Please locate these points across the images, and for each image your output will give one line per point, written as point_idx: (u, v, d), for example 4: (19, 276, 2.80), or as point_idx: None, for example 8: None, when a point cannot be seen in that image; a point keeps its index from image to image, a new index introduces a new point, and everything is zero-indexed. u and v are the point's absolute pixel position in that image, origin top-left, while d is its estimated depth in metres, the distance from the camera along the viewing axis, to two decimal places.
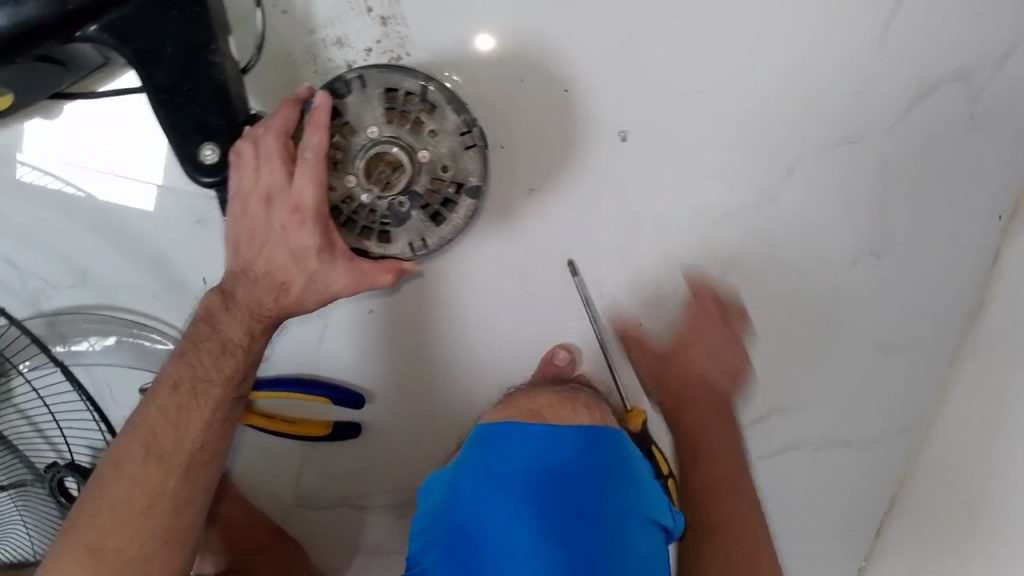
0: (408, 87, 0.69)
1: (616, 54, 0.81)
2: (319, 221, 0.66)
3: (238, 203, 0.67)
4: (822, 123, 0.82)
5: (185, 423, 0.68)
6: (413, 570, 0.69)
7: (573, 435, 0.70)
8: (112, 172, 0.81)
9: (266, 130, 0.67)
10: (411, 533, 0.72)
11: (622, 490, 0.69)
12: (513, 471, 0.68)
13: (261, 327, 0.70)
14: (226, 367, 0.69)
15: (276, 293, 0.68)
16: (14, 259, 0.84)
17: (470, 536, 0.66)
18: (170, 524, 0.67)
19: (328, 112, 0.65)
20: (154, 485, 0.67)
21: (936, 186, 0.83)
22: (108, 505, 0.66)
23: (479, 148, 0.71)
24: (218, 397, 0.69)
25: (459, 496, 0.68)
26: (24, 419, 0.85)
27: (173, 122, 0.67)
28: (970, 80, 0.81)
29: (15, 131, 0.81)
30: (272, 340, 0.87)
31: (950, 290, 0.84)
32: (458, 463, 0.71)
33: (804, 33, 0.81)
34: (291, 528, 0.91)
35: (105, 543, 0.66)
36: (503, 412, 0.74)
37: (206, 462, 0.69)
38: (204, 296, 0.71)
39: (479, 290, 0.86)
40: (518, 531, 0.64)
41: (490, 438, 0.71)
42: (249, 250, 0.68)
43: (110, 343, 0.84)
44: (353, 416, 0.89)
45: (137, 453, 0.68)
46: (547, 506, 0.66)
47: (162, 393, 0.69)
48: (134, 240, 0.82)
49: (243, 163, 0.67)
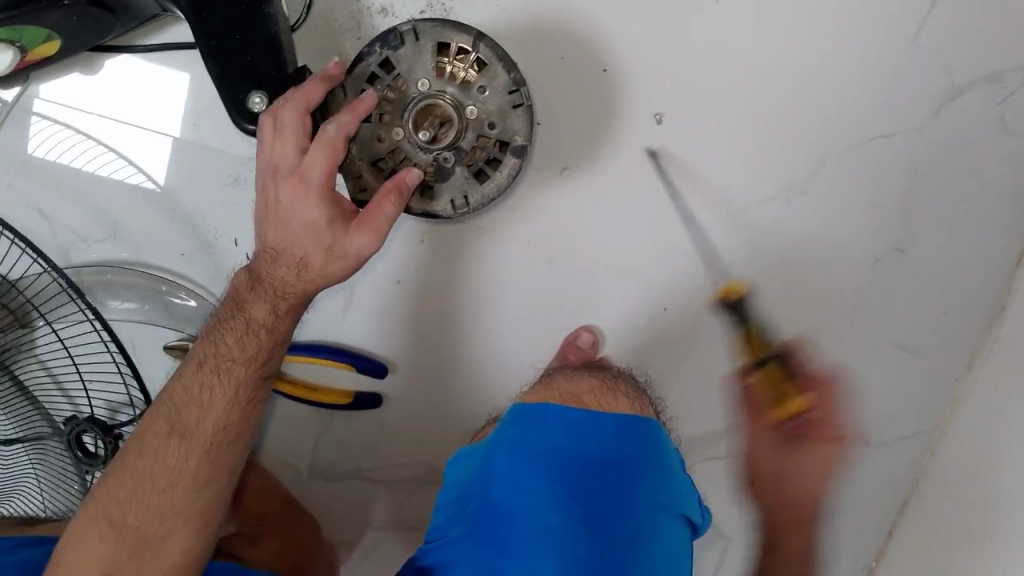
0: (461, 43, 0.71)
1: (653, 38, 0.82)
2: (326, 194, 0.64)
3: (258, 180, 0.66)
4: (853, 117, 0.82)
5: (207, 400, 0.67)
6: (433, 544, 0.64)
7: (613, 422, 0.66)
8: (149, 129, 0.82)
9: (288, 102, 0.65)
10: (436, 505, 0.68)
11: (654, 483, 0.65)
12: (547, 451, 0.63)
13: (285, 306, 0.67)
14: (248, 347, 0.67)
15: (295, 270, 0.65)
16: (46, 209, 0.85)
17: (500, 512, 0.61)
18: (192, 503, 0.66)
19: (372, 104, 0.65)
20: (175, 463, 0.66)
21: (962, 186, 0.82)
22: (131, 481, 0.65)
23: (525, 107, 0.72)
24: (240, 377, 0.67)
25: (492, 473, 0.63)
26: (45, 372, 0.85)
27: (222, 70, 0.68)
28: (1000, 82, 0.81)
29: (60, 83, 0.83)
30: (301, 318, 0.88)
31: (970, 292, 0.83)
32: (494, 439, 0.66)
33: (840, 25, 0.82)
34: (302, 498, 0.90)
35: (126, 519, 0.64)
36: (541, 392, 0.70)
37: (229, 442, 0.67)
38: (236, 276, 0.69)
39: (506, 265, 0.86)
40: (548, 515, 0.60)
41: (523, 415, 0.66)
42: (267, 227, 0.66)
43: (137, 300, 0.84)
44: (374, 387, 0.88)
45: (160, 429, 0.67)
46: (581, 493, 0.62)
47: (187, 371, 0.68)
48: (165, 197, 0.83)
49: (262, 138, 0.66)
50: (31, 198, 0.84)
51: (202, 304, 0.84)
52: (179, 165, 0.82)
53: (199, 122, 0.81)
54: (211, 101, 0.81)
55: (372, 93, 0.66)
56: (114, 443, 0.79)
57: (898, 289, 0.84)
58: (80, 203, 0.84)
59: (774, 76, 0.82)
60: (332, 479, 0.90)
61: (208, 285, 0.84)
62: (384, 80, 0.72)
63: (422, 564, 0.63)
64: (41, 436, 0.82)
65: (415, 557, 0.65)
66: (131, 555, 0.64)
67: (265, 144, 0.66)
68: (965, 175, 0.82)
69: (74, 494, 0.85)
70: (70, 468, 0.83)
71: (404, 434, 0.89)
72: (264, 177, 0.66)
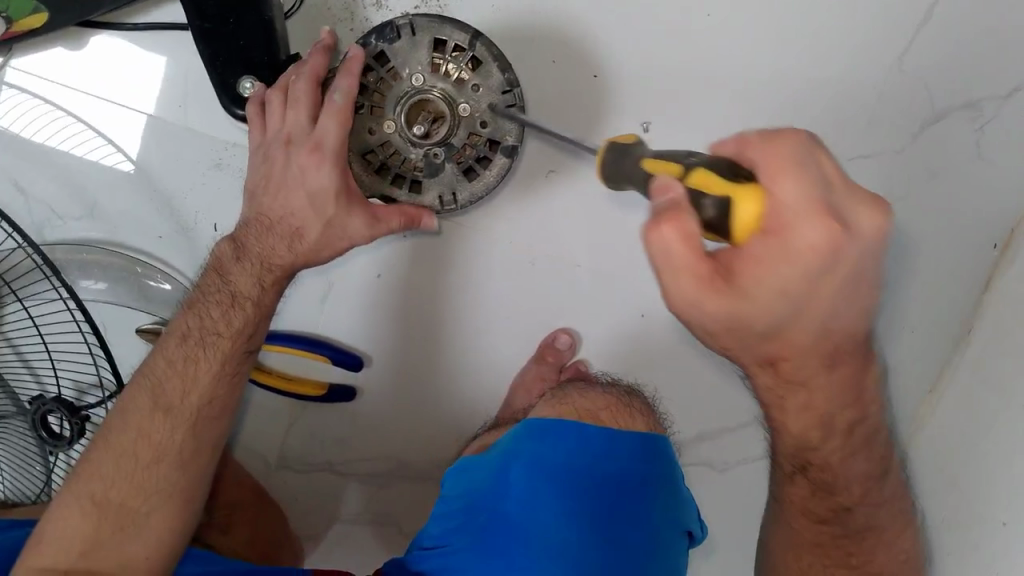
0: (456, 40, 0.71)
1: (646, 45, 0.83)
2: (338, 162, 0.64)
3: (262, 150, 0.66)
4: (836, 136, 0.84)
5: (192, 374, 0.65)
6: (434, 552, 0.63)
7: (630, 442, 0.64)
8: (132, 108, 0.81)
9: (299, 74, 0.66)
10: (433, 512, 0.67)
11: (667, 505, 0.65)
12: (566, 472, 0.62)
13: (272, 278, 0.66)
14: (235, 320, 0.66)
15: (288, 240, 0.65)
16: (22, 183, 0.83)
17: (514, 529, 0.61)
18: (175, 480, 0.64)
19: (362, 63, 0.65)
20: (161, 438, 0.64)
21: (937, 211, 0.84)
22: (114, 457, 0.63)
23: (518, 108, 0.72)
24: (226, 350, 0.66)
25: (506, 488, 0.62)
26: (14, 354, 0.83)
27: (215, 52, 0.68)
28: (979, 110, 0.83)
29: (45, 57, 0.82)
30: (285, 294, 0.87)
31: (936, 313, 0.86)
32: (505, 450, 0.65)
33: (827, 46, 0.83)
34: (270, 488, 0.90)
35: (111, 496, 0.62)
36: (557, 407, 0.67)
37: (215, 417, 0.66)
38: (218, 245, 0.68)
39: (491, 264, 0.86)
40: (566, 532, 0.60)
41: (539, 431, 0.64)
42: (265, 194, 0.65)
43: (110, 281, 0.82)
44: (348, 379, 0.88)
45: (145, 404, 0.65)
46: (597, 514, 0.61)
47: (170, 344, 0.66)
48: (146, 178, 0.82)
49: (271, 109, 0.66)
50: (6, 171, 0.83)
51: (177, 288, 0.82)
52: (160, 146, 0.81)
53: (184, 104, 0.81)
54: (199, 85, 0.80)
55: (358, 47, 0.66)
56: (81, 425, 0.77)
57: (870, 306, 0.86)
58: (58, 178, 0.82)
59: (760, 90, 0.83)
60: (298, 470, 0.89)
61: (185, 269, 0.83)
62: (378, 72, 0.71)
63: (419, 571, 0.63)
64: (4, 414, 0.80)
65: (408, 560, 0.65)
66: (116, 532, 0.61)
67: (272, 117, 0.66)
68: (942, 197, 0.84)
69: (36, 475, 0.83)
70: (33, 448, 0.82)
71: (377, 428, 0.89)
72: (270, 147, 0.66)
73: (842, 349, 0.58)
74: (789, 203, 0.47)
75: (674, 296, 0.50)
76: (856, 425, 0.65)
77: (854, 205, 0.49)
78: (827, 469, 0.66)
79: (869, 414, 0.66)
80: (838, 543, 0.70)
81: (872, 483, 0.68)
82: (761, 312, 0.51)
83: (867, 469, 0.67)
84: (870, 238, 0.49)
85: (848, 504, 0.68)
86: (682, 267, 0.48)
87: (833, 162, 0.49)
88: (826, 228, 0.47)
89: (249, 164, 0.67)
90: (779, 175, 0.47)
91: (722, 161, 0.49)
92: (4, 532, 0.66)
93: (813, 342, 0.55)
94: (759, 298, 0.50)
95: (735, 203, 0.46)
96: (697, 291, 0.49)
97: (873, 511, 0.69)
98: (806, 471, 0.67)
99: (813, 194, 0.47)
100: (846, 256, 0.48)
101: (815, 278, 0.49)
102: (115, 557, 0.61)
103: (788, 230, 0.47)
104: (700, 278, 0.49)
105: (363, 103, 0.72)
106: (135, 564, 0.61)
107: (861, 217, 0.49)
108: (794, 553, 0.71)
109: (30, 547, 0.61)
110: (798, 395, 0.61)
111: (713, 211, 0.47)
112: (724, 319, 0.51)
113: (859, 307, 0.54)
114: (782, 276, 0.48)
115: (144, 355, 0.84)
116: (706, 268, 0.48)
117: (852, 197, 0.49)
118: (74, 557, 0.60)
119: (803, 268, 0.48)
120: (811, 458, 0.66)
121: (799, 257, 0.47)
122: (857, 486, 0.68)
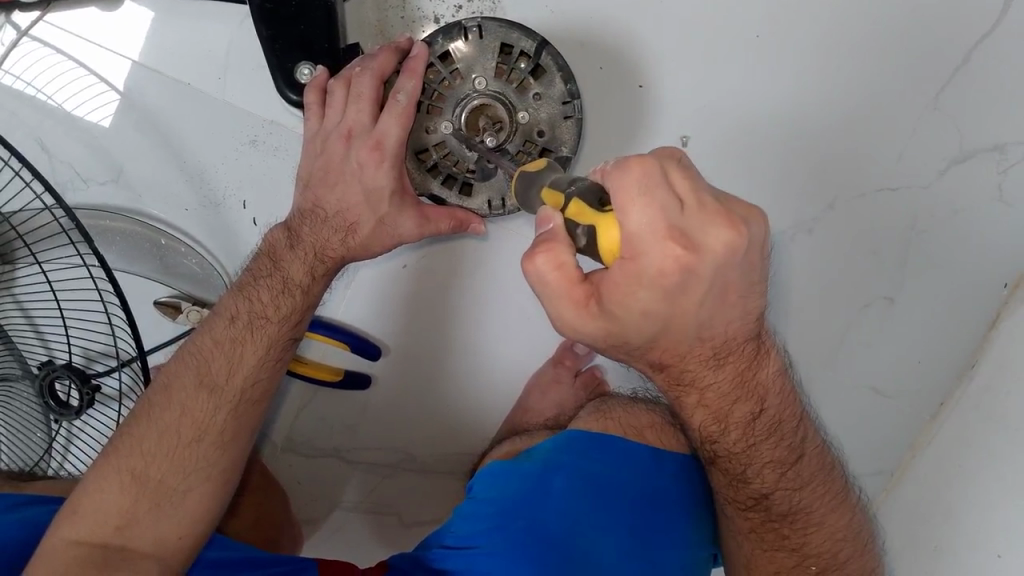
0: (523, 48, 0.72)
1: (689, 59, 0.83)
2: (396, 163, 0.66)
3: (320, 139, 0.67)
4: (867, 165, 0.84)
5: (238, 357, 0.64)
6: (460, 552, 0.63)
7: (673, 463, 0.67)
8: (173, 76, 0.80)
9: (364, 70, 0.67)
10: (460, 510, 0.67)
11: (698, 523, 0.67)
12: (610, 487, 0.65)
13: (323, 269, 0.67)
14: (283, 305, 0.66)
15: (343, 234, 0.66)
16: (47, 143, 0.82)
17: (555, 539, 0.62)
18: (214, 460, 0.62)
19: (426, 63, 0.66)
20: (203, 416, 0.63)
21: (957, 248, 0.84)
22: (157, 432, 0.62)
23: (576, 120, 0.73)
24: (274, 335, 0.65)
25: (551, 497, 0.64)
26: (22, 315, 0.83)
27: (274, 33, 0.72)
28: (1003, 153, 0.83)
29: (81, 15, 0.81)
30: (333, 284, 0.86)
31: (947, 350, 0.85)
32: (550, 459, 0.66)
33: (867, 72, 0.83)
34: (275, 472, 0.88)
35: (150, 470, 0.61)
36: (602, 421, 0.71)
37: (256, 401, 0.65)
38: (271, 233, 0.69)
39: (517, 265, 0.84)
40: (604, 547, 0.62)
41: (581, 444, 0.67)
42: (321, 185, 0.67)
43: (137, 250, 0.83)
44: (364, 367, 0.87)
45: (188, 380, 0.64)
46: (636, 526, 0.64)
47: (218, 325, 0.66)
48: (174, 149, 0.81)
49: (335, 102, 0.67)
50: (32, 129, 0.82)
51: (201, 262, 0.82)
52: (195, 117, 0.80)
53: (225, 76, 0.80)
54: (241, 57, 0.79)
55: (421, 44, 0.67)
56: (91, 395, 0.73)
57: (883, 338, 0.86)
58: (83, 139, 0.82)
59: (791, 114, 0.83)
60: (305, 454, 0.88)
61: (208, 244, 0.82)
62: (441, 71, 0.73)
63: (442, 569, 0.63)
64: (9, 378, 0.76)
65: (428, 556, 0.65)
66: (152, 507, 0.60)
67: (334, 108, 0.67)
68: (964, 233, 0.83)
69: (36, 443, 0.79)
70: (36, 414, 0.78)
71: (388, 417, 0.88)
72: (327, 138, 0.67)
73: (727, 350, 0.57)
74: (638, 232, 0.46)
75: (561, 323, 0.52)
76: (757, 416, 0.61)
77: (702, 225, 0.47)
78: (736, 459, 0.63)
79: (769, 404, 0.62)
80: (769, 527, 0.65)
81: (785, 469, 0.64)
82: (636, 330, 0.51)
83: (776, 455, 0.63)
84: (721, 251, 0.47)
85: (765, 491, 0.64)
86: (558, 294, 0.50)
87: (687, 174, 0.47)
88: (674, 254, 0.46)
89: (305, 155, 0.68)
90: (630, 204, 0.46)
91: (593, 187, 0.50)
92: (25, 508, 0.64)
93: (691, 348, 0.55)
94: (628, 323, 0.50)
95: (598, 231, 0.48)
96: (575, 317, 0.51)
97: (792, 493, 0.64)
98: (716, 464, 0.63)
99: (664, 221, 0.46)
100: (696, 274, 0.48)
101: (673, 295, 0.49)
102: (150, 534, 0.59)
103: (638, 256, 0.46)
104: (577, 303, 0.50)
105: (423, 101, 0.73)
106: (167, 542, 0.59)
107: (709, 236, 0.47)
108: (737, 542, 0.66)
109: (63, 517, 0.59)
110: (692, 395, 0.59)
111: (585, 239, 0.49)
112: (604, 337, 0.52)
113: (732, 296, 0.52)
114: (642, 300, 0.48)
115: (161, 328, 0.83)
116: (581, 292, 0.50)
117: (703, 217, 0.47)
118: (108, 533, 0.58)
119: (660, 290, 0.48)
120: (753, 457, 0.62)
121: (652, 281, 0.47)
122: (767, 472, 0.63)
